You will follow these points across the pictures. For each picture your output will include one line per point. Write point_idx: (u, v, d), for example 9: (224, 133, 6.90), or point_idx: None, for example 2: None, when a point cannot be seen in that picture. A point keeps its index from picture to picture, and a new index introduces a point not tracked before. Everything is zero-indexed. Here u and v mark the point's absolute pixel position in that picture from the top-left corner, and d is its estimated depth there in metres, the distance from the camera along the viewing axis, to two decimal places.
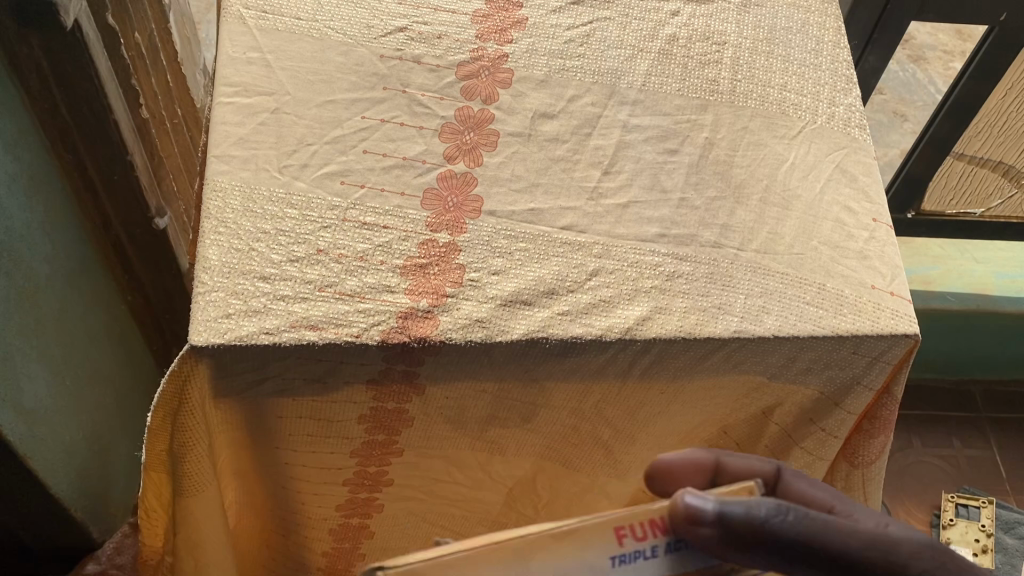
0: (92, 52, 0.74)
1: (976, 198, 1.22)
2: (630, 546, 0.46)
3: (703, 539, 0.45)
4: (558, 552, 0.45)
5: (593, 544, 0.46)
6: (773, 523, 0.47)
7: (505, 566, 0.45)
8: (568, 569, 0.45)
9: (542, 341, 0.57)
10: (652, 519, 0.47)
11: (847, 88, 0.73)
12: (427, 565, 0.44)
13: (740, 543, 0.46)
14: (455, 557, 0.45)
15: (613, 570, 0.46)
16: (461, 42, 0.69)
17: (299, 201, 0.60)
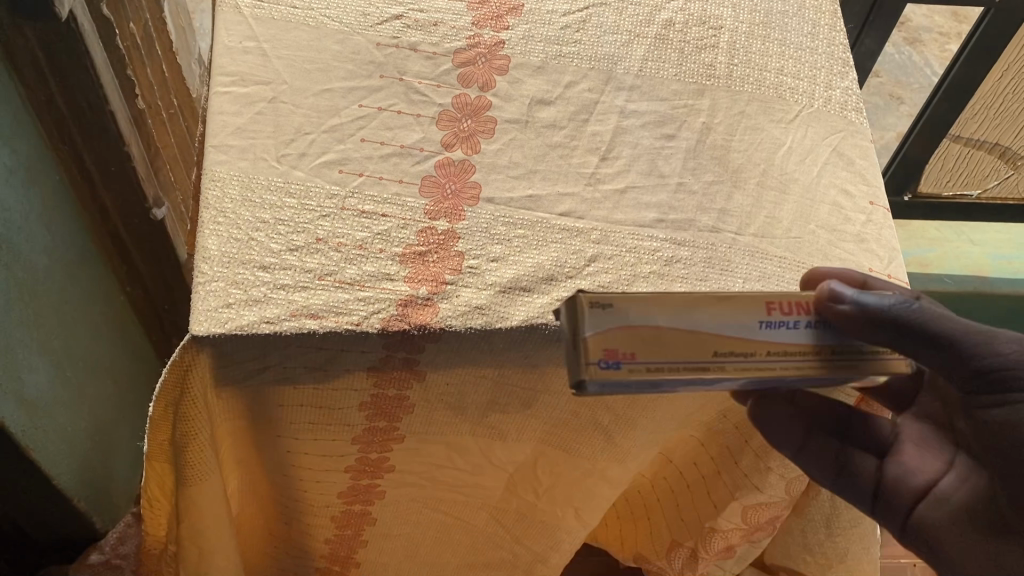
0: (88, 43, 0.73)
1: (973, 179, 1.23)
2: (777, 317, 0.50)
3: (841, 316, 0.49)
4: (716, 316, 0.49)
5: (746, 308, 0.50)
6: (904, 307, 0.48)
7: (676, 314, 0.48)
8: (728, 324, 0.49)
9: (541, 327, 0.58)
10: (800, 301, 0.51)
11: (844, 71, 0.73)
12: (625, 332, 0.48)
13: (880, 325, 0.48)
14: (642, 309, 0.48)
15: (762, 330, 0.50)
16: (458, 29, 0.69)
17: (297, 190, 0.60)
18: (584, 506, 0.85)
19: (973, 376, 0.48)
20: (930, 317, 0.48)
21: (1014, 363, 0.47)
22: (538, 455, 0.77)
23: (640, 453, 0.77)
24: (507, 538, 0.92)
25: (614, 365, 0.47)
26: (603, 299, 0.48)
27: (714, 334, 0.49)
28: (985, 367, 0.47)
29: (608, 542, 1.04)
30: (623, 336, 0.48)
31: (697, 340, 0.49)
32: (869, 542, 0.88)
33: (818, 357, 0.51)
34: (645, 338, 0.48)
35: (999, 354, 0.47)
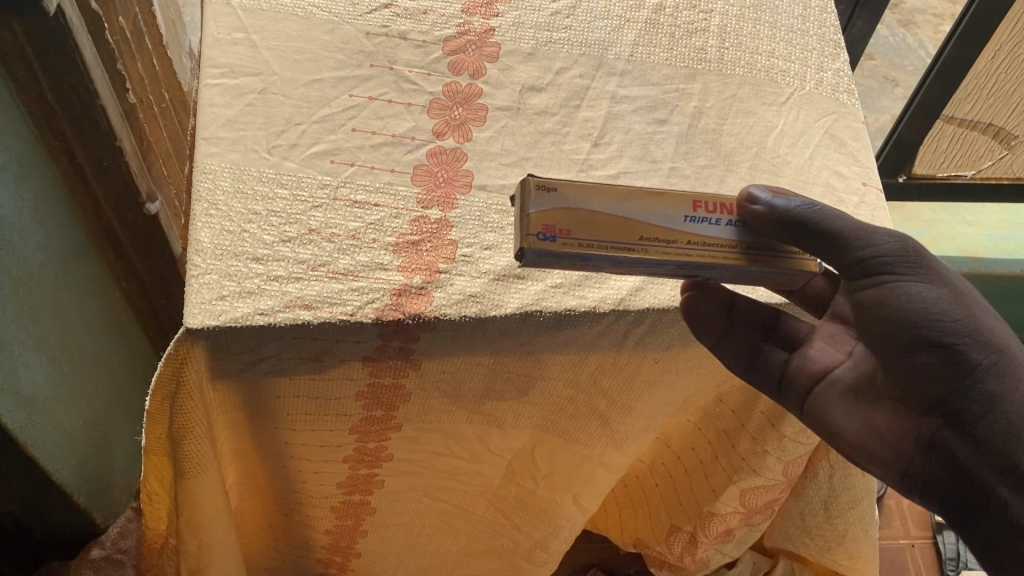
0: (76, 37, 0.73)
1: (967, 159, 1.22)
2: (704, 215, 0.52)
3: (757, 216, 0.52)
4: (648, 204, 0.51)
5: (674, 201, 0.52)
6: (807, 209, 0.52)
7: (611, 200, 0.50)
8: (655, 213, 0.51)
9: (535, 314, 0.58)
10: (727, 202, 0.53)
11: (835, 53, 0.73)
12: (561, 214, 0.50)
13: (785, 225, 0.52)
14: (581, 193, 0.50)
15: (687, 223, 0.52)
16: (447, 17, 0.69)
17: (289, 181, 0.60)
18: (583, 493, 0.85)
19: (853, 265, 0.52)
20: (820, 214, 0.52)
21: (886, 253, 0.51)
22: (535, 441, 0.78)
23: (637, 439, 0.78)
24: (508, 526, 0.92)
25: (550, 239, 0.49)
26: (546, 183, 0.50)
27: (642, 221, 0.51)
28: (863, 256, 0.52)
29: (608, 528, 1.04)
30: (560, 215, 0.50)
31: (626, 224, 0.50)
32: (867, 523, 0.87)
33: (739, 250, 0.52)
34: (581, 220, 0.50)
35: (874, 245, 0.52)
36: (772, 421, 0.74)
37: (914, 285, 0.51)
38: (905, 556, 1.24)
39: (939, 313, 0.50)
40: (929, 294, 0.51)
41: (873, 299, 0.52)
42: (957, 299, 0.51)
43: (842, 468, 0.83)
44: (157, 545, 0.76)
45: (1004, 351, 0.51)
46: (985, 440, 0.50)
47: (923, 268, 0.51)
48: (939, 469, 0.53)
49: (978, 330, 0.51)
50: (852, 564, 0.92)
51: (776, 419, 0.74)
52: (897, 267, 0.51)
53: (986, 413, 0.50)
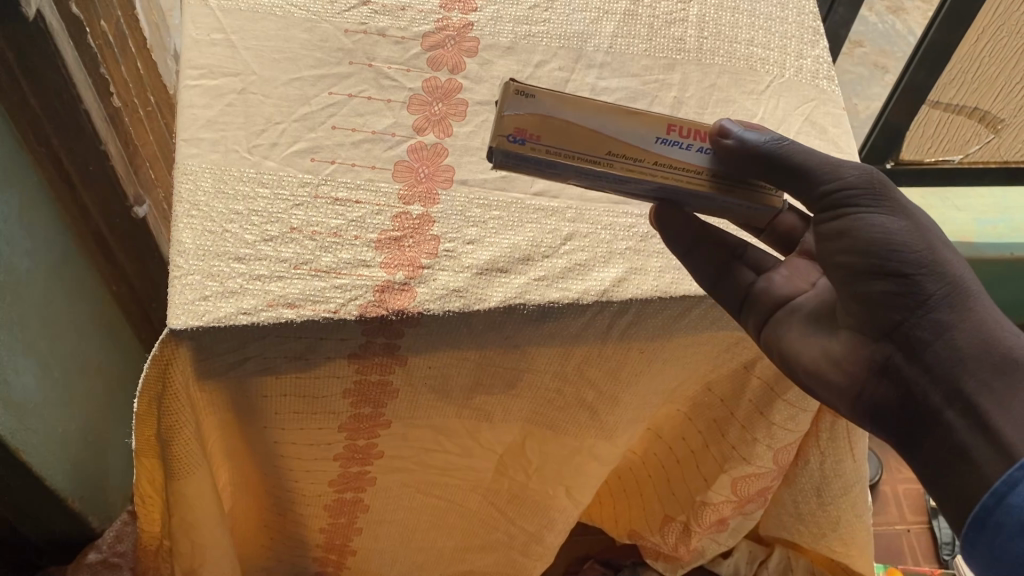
0: (57, 42, 0.73)
1: (954, 144, 1.22)
2: (675, 138, 0.54)
3: (728, 152, 0.54)
4: (622, 122, 0.52)
5: (650, 121, 0.53)
6: (776, 146, 0.53)
7: (588, 115, 0.52)
8: (628, 133, 0.53)
9: (519, 307, 0.58)
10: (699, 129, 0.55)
11: (814, 40, 0.74)
12: (536, 122, 0.51)
13: (756, 160, 0.53)
14: (560, 102, 0.51)
15: (657, 145, 0.53)
16: (425, 13, 0.69)
17: (270, 180, 0.60)
18: (575, 485, 0.85)
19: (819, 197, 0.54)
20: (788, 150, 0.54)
21: (852, 186, 0.53)
22: (525, 435, 0.78)
23: (627, 429, 0.78)
24: (503, 520, 0.93)
25: (519, 142, 0.51)
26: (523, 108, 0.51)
27: (614, 137, 0.52)
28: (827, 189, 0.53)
29: (604, 520, 1.04)
30: (536, 120, 0.51)
31: (597, 138, 0.52)
32: (861, 509, 0.86)
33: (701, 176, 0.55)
34: (554, 128, 0.51)
35: (839, 177, 0.53)
36: (762, 410, 0.74)
37: (876, 216, 0.52)
38: (901, 541, 1.24)
39: (897, 244, 0.51)
40: (890, 226, 0.51)
41: (835, 231, 0.53)
42: (919, 232, 0.52)
43: (832, 454, 0.82)
44: (153, 547, 0.76)
45: (963, 287, 0.51)
46: (935, 365, 0.51)
47: (888, 201, 0.52)
48: (893, 394, 0.53)
49: (937, 263, 0.51)
50: (846, 549, 0.92)
51: (765, 407, 0.74)
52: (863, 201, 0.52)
53: (936, 339, 0.51)
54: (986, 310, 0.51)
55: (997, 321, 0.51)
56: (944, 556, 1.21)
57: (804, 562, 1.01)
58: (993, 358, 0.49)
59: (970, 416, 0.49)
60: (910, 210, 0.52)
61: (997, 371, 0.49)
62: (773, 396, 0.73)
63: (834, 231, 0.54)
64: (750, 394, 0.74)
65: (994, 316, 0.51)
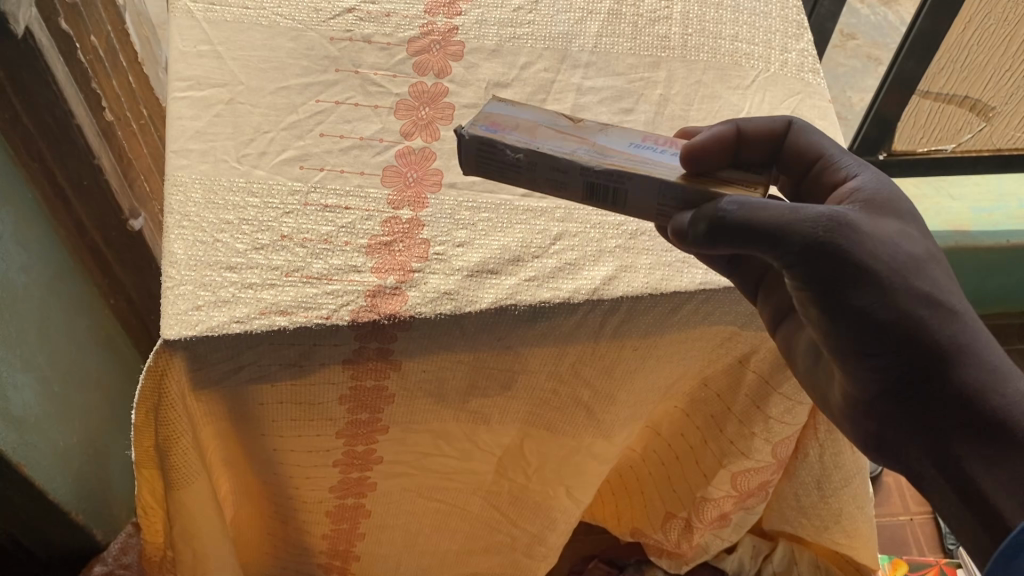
0: (47, 59, 0.74)
1: (947, 133, 1.22)
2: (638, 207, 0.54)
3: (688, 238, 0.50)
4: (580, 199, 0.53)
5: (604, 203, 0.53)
6: (728, 226, 0.48)
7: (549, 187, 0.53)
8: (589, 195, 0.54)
9: (510, 308, 0.58)
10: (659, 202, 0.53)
11: (798, 33, 0.74)
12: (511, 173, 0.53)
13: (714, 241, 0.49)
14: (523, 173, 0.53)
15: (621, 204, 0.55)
16: (410, 19, 0.70)
17: (259, 189, 0.60)
18: (575, 485, 0.85)
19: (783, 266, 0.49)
20: (746, 213, 0.47)
21: (812, 256, 0.47)
22: (523, 436, 0.78)
23: (625, 428, 0.78)
24: (505, 521, 0.93)
25: (490, 131, 0.52)
26: (475, 177, 0.55)
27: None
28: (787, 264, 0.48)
29: (606, 518, 1.04)
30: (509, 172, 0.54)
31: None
32: (863, 501, 0.86)
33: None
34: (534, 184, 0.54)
35: (799, 248, 0.47)
36: (758, 405, 0.75)
37: (844, 287, 0.48)
38: (904, 532, 1.24)
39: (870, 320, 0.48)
40: (858, 300, 0.48)
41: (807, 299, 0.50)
42: (892, 299, 0.48)
43: (831, 447, 0.82)
44: (157, 559, 0.76)
45: (944, 348, 0.48)
46: (921, 430, 0.50)
47: (854, 268, 0.47)
48: (890, 453, 0.53)
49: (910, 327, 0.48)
50: (851, 542, 0.92)
51: (760, 403, 0.74)
52: (824, 270, 0.47)
53: (922, 404, 0.49)
54: (973, 367, 0.48)
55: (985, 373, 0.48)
56: (948, 545, 1.21)
57: (808, 555, 1.01)
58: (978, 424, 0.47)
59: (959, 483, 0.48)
60: (879, 267, 0.47)
61: (985, 434, 0.47)
62: (768, 391, 0.73)
63: (805, 295, 0.50)
64: (747, 389, 0.74)
65: (981, 375, 0.48)
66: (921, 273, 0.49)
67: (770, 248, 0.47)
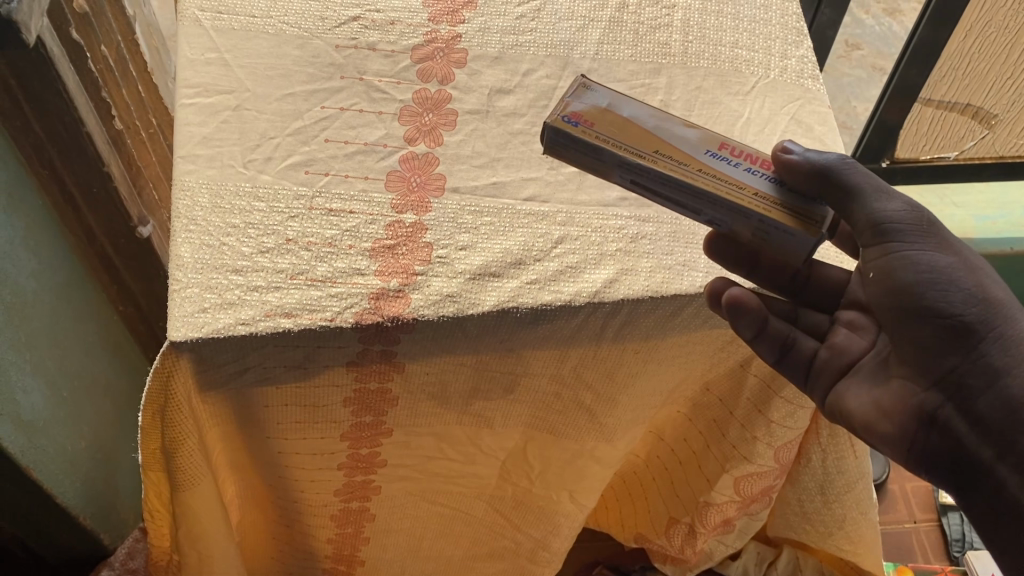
0: (58, 68, 0.75)
1: (948, 141, 1.22)
2: (726, 154, 0.57)
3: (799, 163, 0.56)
4: (678, 132, 0.57)
5: (700, 137, 0.57)
6: (835, 163, 0.56)
7: (654, 115, 0.57)
8: (680, 134, 0.57)
9: (511, 310, 0.59)
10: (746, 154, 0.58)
11: (798, 40, 0.74)
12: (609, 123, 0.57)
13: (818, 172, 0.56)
14: (622, 104, 0.58)
15: (708, 154, 0.56)
16: (414, 27, 0.71)
17: (265, 194, 0.61)
18: (577, 489, 0.85)
19: (872, 225, 0.56)
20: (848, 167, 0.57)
21: (902, 214, 0.56)
22: (527, 439, 0.78)
23: (628, 432, 0.78)
24: (507, 526, 0.93)
25: (573, 124, 0.56)
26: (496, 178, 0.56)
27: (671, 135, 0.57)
28: (881, 216, 0.56)
29: (610, 525, 1.04)
30: (594, 114, 0.57)
31: (650, 135, 0.56)
32: (866, 506, 0.87)
33: (757, 198, 0.55)
34: (621, 128, 0.56)
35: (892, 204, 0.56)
36: (760, 409, 0.75)
37: (923, 248, 0.56)
38: (911, 539, 1.24)
39: (948, 282, 0.55)
40: (934, 260, 0.56)
41: (885, 264, 0.57)
42: (967, 270, 0.56)
43: (833, 451, 0.82)
44: (163, 563, 0.77)
45: (1008, 317, 0.55)
46: (986, 416, 0.55)
47: (933, 233, 0.56)
48: (942, 443, 0.57)
49: (981, 294, 0.56)
50: (855, 548, 0.92)
51: (762, 405, 0.74)
52: (910, 228, 0.56)
53: (989, 387, 0.55)
54: None
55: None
56: (953, 553, 1.20)
57: (813, 561, 1.01)
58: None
59: (1020, 468, 0.53)
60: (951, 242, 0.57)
61: None
62: (770, 394, 0.73)
63: (884, 264, 0.57)
64: (749, 393, 0.74)
65: None
66: (984, 264, 0.58)
67: (863, 202, 0.56)
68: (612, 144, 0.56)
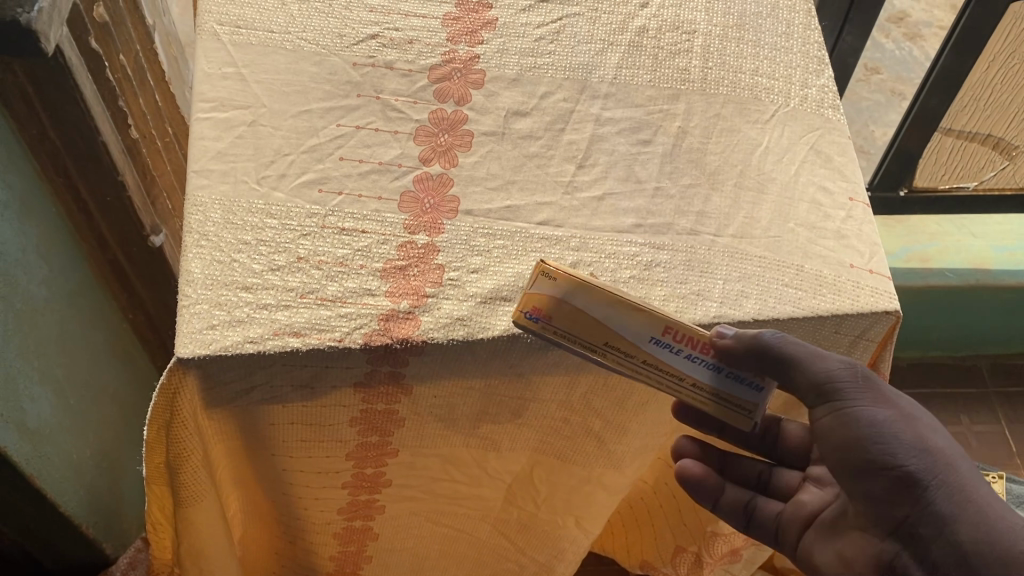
0: (76, 76, 0.75)
1: (968, 170, 1.20)
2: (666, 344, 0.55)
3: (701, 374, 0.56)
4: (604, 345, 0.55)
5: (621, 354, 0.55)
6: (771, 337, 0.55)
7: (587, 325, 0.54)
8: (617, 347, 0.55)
9: (522, 336, 0.58)
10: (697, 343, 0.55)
11: (819, 69, 0.73)
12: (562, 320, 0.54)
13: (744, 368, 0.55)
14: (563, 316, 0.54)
15: (651, 344, 0.54)
16: (433, 47, 0.70)
17: (278, 211, 0.61)
18: (585, 515, 0.84)
19: (814, 388, 0.56)
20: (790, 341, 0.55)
21: (841, 378, 0.56)
22: (534, 464, 0.77)
23: (637, 461, 0.77)
24: (511, 548, 0.92)
25: (535, 319, 0.54)
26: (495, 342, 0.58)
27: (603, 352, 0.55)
28: (822, 380, 0.56)
29: (616, 549, 1.04)
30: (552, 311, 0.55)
31: (597, 328, 0.54)
32: None
33: (694, 388, 0.56)
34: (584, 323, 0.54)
35: (831, 367, 0.56)
36: None
37: (865, 407, 0.56)
38: None
39: (886, 436, 0.55)
40: (877, 417, 0.55)
41: (831, 421, 0.57)
42: (906, 421, 0.56)
43: None
44: None
45: (955, 476, 0.54)
46: (939, 563, 0.54)
47: (873, 393, 0.56)
48: None
49: (926, 451, 0.55)
50: None
51: None
52: (847, 387, 0.56)
53: (937, 535, 0.54)
54: (983, 498, 0.54)
55: (997, 511, 0.54)
56: None
57: None
58: (1004, 545, 0.52)
59: None
60: (890, 398, 0.57)
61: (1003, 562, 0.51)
62: None
63: (828, 425, 0.57)
64: None
65: (988, 504, 0.54)
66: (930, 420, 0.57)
67: (802, 368, 0.56)
68: (571, 329, 0.54)
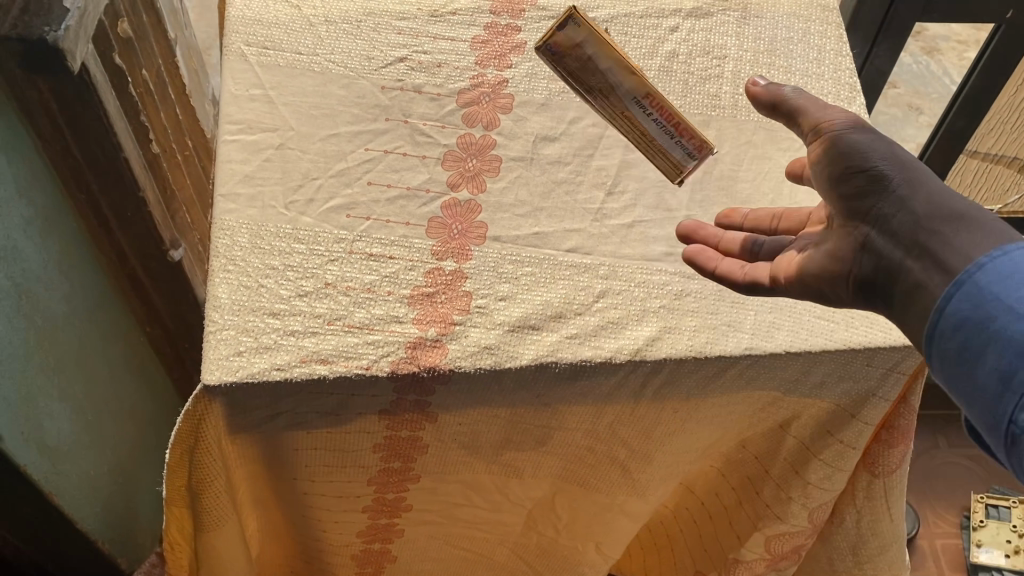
0: (100, 93, 0.74)
1: (994, 193, 1.18)
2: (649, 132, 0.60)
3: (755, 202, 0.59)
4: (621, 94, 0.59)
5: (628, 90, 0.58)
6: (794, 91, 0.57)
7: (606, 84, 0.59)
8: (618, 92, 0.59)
9: (550, 365, 0.57)
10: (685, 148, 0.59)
11: (851, 96, 0.72)
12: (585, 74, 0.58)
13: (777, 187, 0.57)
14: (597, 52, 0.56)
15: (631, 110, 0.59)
16: (461, 70, 0.70)
17: (306, 236, 0.60)
18: (605, 540, 0.84)
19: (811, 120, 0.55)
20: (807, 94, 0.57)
21: (836, 120, 0.54)
22: (556, 490, 0.76)
23: (660, 488, 0.76)
24: (529, 572, 0.91)
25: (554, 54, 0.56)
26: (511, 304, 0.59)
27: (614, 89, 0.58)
28: (820, 117, 0.55)
29: (632, 571, 1.03)
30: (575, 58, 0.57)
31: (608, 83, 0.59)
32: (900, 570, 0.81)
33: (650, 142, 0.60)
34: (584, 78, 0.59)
35: (828, 112, 0.55)
36: (796, 469, 0.73)
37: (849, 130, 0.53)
38: None
39: (866, 149, 0.52)
40: (860, 138, 0.53)
41: (820, 147, 0.54)
42: (889, 146, 0.53)
43: (869, 513, 0.76)
44: None
45: (926, 183, 0.51)
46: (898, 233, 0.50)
47: (865, 123, 0.54)
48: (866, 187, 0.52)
49: (907, 170, 0.52)
50: None
51: (800, 466, 0.72)
52: (839, 122, 0.54)
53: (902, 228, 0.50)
54: (951, 199, 0.50)
55: (942, 185, 0.52)
56: None
57: None
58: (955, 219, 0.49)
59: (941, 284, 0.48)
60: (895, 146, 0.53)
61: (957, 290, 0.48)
62: (809, 455, 0.71)
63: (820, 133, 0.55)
64: (786, 452, 0.72)
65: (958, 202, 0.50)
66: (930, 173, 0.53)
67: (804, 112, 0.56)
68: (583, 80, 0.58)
